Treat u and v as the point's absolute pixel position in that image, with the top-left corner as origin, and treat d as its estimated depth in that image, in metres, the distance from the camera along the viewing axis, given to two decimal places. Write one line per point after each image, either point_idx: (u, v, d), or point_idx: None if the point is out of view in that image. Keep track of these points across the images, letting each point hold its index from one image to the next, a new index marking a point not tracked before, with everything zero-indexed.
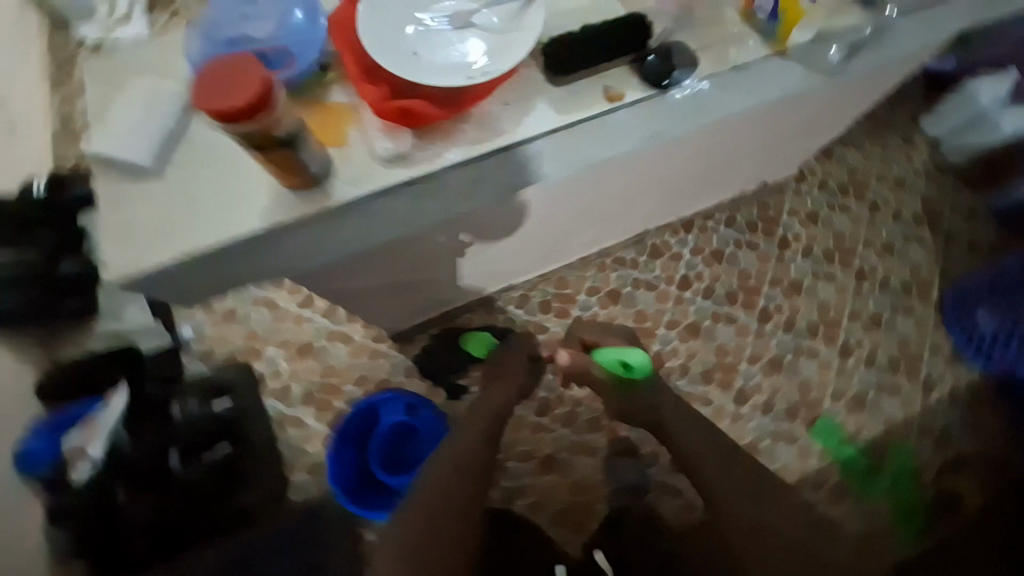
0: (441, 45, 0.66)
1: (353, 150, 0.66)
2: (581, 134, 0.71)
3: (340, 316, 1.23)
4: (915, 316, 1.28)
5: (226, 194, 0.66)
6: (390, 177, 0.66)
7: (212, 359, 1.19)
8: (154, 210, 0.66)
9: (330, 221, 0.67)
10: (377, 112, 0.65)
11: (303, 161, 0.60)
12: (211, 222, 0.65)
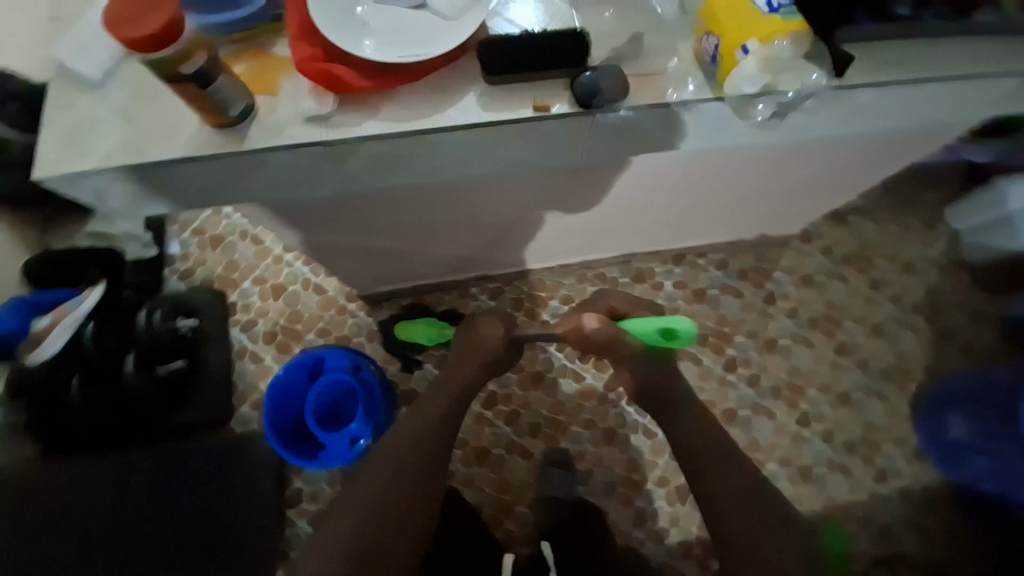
0: (383, 18, 0.49)
1: (280, 104, 0.50)
2: (563, 142, 0.52)
3: (318, 267, 1.26)
4: (887, 404, 1.23)
5: (169, 125, 0.50)
6: (292, 135, 0.48)
7: (192, 278, 1.25)
8: (86, 132, 0.50)
9: (221, 178, 0.50)
10: (304, 68, 0.48)
11: (214, 104, 0.46)
12: (131, 149, 0.49)
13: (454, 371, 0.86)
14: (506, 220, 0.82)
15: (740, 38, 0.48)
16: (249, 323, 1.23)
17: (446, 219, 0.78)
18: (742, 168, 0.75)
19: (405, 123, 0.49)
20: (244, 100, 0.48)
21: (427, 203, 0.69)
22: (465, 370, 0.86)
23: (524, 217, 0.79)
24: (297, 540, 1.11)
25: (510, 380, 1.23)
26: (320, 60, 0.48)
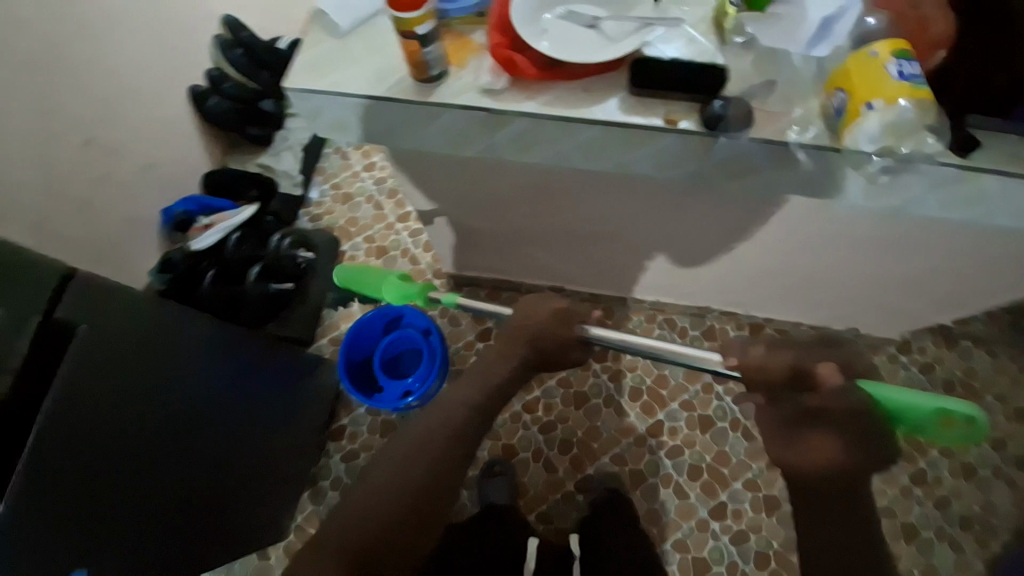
0: (562, 25, 0.52)
1: (466, 75, 0.52)
2: (694, 152, 0.52)
3: (418, 241, 1.41)
4: (961, 556, 1.08)
5: (382, 70, 0.54)
6: (461, 98, 0.52)
7: (316, 221, 1.46)
8: (325, 63, 0.55)
9: (395, 118, 0.55)
10: (494, 50, 0.51)
11: (424, 63, 0.50)
12: (352, 83, 0.54)
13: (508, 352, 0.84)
14: (590, 221, 0.91)
15: (867, 94, 0.44)
16: None
17: (537, 204, 0.88)
18: (843, 226, 0.75)
19: (560, 110, 0.51)
20: (443, 67, 0.52)
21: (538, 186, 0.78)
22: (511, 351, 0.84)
23: (612, 214, 0.86)
24: (329, 471, 1.22)
25: (556, 392, 1.26)
26: (510, 47, 0.51)
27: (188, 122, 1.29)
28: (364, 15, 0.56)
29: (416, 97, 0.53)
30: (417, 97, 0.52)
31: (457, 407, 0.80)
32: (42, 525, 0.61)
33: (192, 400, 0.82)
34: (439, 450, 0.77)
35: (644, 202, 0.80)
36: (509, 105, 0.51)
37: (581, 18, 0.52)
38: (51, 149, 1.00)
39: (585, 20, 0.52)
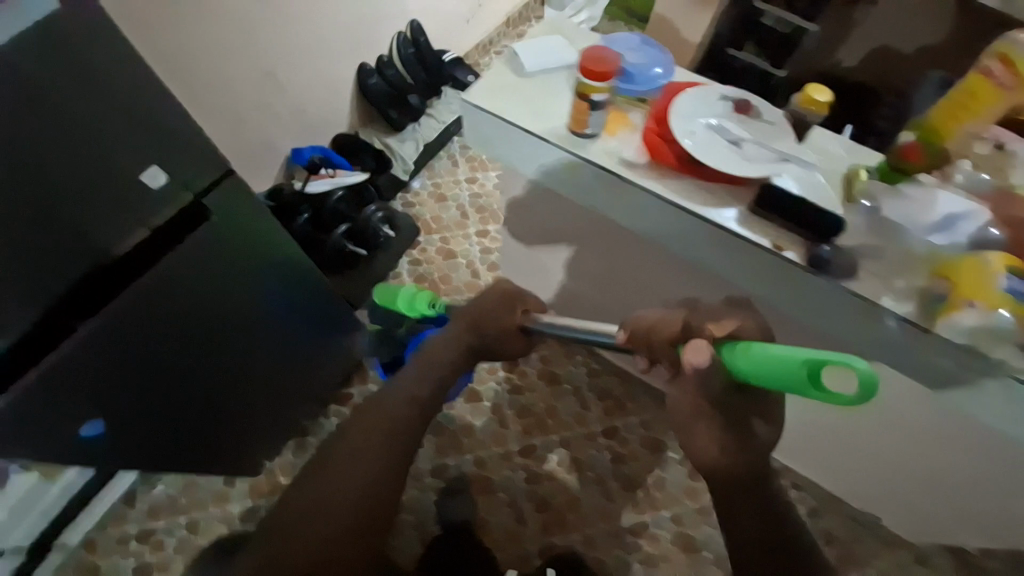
0: (710, 134, 0.58)
1: (613, 142, 0.59)
2: (785, 278, 0.57)
3: (486, 259, 1.50)
4: None
5: (546, 114, 0.61)
6: (605, 161, 0.58)
7: (407, 207, 1.58)
8: (502, 90, 0.63)
9: (541, 153, 0.62)
10: (644, 136, 0.59)
11: (587, 122, 0.57)
12: (517, 114, 0.61)
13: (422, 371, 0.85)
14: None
15: (969, 294, 0.48)
16: (416, 260, 1.50)
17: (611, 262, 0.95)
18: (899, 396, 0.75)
19: (683, 203, 0.57)
20: (599, 130, 0.59)
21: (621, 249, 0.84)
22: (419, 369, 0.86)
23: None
24: (320, 430, 1.25)
25: (554, 448, 1.25)
26: (660, 136, 0.58)
27: (344, 88, 1.47)
28: (551, 63, 0.65)
29: (566, 147, 0.59)
30: (566, 147, 0.59)
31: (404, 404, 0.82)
32: (101, 376, 0.67)
33: (244, 314, 0.85)
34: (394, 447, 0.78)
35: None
36: (639, 180, 0.58)
37: (729, 134, 0.59)
38: (241, 69, 1.17)
39: (732, 137, 0.58)
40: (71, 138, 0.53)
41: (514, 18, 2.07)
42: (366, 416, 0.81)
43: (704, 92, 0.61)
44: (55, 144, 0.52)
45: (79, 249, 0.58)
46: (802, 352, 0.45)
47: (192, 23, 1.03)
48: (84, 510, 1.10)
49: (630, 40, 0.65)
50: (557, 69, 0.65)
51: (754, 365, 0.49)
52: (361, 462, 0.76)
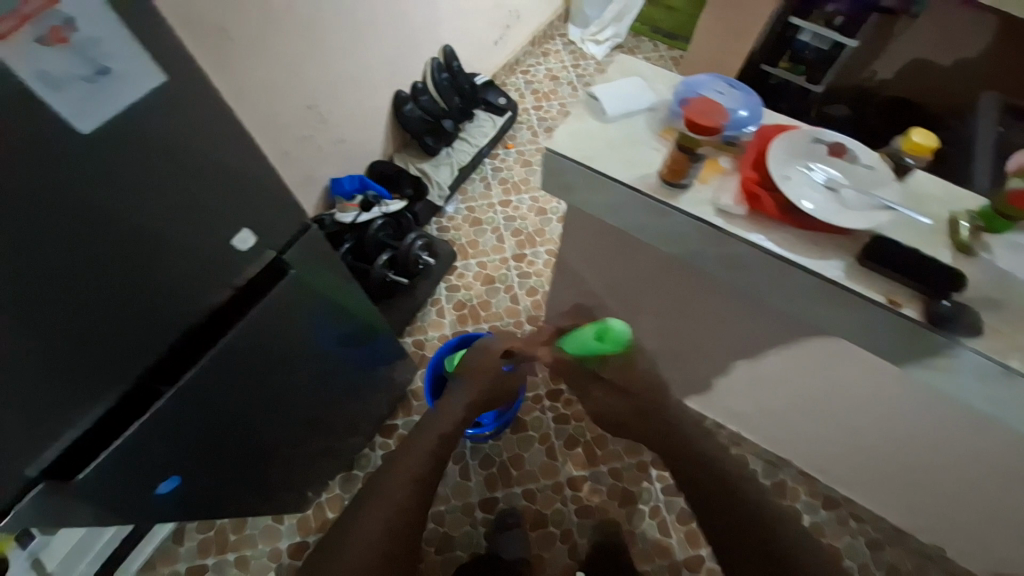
0: (813, 176, 0.56)
1: (708, 191, 0.59)
2: (896, 334, 0.55)
3: (524, 284, 1.49)
4: None
5: (636, 163, 0.61)
6: (702, 212, 0.57)
7: (442, 231, 1.57)
8: (586, 137, 0.63)
9: (631, 202, 0.61)
10: (742, 180, 0.57)
11: (684, 169, 0.56)
12: (605, 163, 0.61)
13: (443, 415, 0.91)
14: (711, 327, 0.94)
15: None
16: (454, 286, 1.49)
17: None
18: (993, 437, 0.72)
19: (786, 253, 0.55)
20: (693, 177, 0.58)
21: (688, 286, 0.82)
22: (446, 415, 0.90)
23: (734, 337, 0.89)
24: (368, 462, 1.24)
25: (605, 479, 1.23)
26: (759, 182, 0.57)
27: (380, 116, 1.47)
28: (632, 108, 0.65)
29: (659, 197, 0.59)
30: (660, 197, 0.59)
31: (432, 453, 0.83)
32: (178, 434, 0.66)
33: (305, 357, 0.85)
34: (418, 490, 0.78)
35: (781, 333, 0.82)
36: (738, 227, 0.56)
37: (831, 175, 0.57)
38: (288, 103, 1.16)
39: (835, 179, 0.56)
40: (179, 213, 0.51)
41: (538, 38, 2.08)
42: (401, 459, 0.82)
43: (800, 134, 0.59)
44: (164, 222, 0.50)
45: (172, 313, 0.57)
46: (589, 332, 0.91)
47: (245, 62, 1.03)
48: (129, 559, 1.04)
49: (716, 82, 0.65)
50: (639, 115, 0.65)
51: (574, 346, 0.93)
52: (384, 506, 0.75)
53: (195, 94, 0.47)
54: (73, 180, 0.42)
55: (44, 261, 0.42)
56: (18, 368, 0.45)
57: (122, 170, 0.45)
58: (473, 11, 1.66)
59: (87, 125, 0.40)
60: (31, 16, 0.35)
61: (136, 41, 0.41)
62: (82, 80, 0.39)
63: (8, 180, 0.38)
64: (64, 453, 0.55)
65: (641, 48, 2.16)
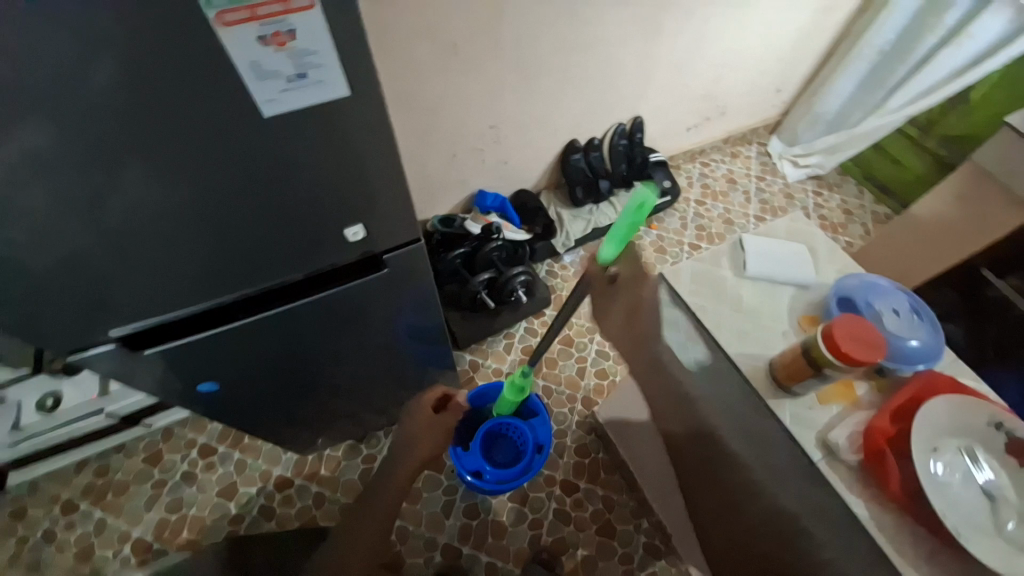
0: (964, 466, 0.57)
1: (825, 413, 0.65)
2: None
3: (599, 363, 1.42)
4: None
5: (743, 331, 0.71)
6: (805, 438, 0.64)
7: (549, 274, 1.58)
8: (714, 287, 0.75)
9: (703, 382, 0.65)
10: (867, 426, 0.61)
11: (800, 383, 0.62)
12: (718, 317, 0.73)
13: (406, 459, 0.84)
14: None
15: None
16: (533, 330, 1.48)
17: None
18: None
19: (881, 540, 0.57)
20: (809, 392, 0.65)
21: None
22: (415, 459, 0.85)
23: None
24: (377, 444, 1.28)
25: None
26: (888, 438, 0.59)
27: (547, 153, 1.53)
28: (768, 280, 0.75)
29: (769, 389, 0.67)
30: (769, 390, 0.66)
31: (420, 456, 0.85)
32: (232, 354, 0.77)
33: (372, 335, 0.91)
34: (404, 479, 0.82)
35: None
36: (841, 476, 0.61)
37: (986, 473, 0.57)
38: (475, 118, 1.28)
39: (990, 480, 0.57)
40: (314, 194, 0.60)
41: (734, 138, 1.99)
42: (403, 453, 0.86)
43: (972, 414, 0.59)
44: (298, 196, 0.59)
45: (285, 263, 0.67)
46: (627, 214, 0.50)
47: (456, 74, 1.15)
48: (166, 411, 1.20)
49: (896, 301, 0.69)
50: (772, 292, 0.75)
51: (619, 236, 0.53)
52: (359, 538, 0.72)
53: (372, 114, 0.55)
54: (243, 148, 0.52)
55: (197, 201, 0.54)
56: (142, 262, 0.58)
57: (290, 150, 0.54)
58: (680, 95, 1.65)
59: (268, 111, 0.49)
60: (261, 19, 0.42)
61: (343, 65, 0.49)
62: (283, 79, 0.47)
63: (194, 139, 0.49)
64: (148, 330, 0.68)
65: (842, 189, 1.95)
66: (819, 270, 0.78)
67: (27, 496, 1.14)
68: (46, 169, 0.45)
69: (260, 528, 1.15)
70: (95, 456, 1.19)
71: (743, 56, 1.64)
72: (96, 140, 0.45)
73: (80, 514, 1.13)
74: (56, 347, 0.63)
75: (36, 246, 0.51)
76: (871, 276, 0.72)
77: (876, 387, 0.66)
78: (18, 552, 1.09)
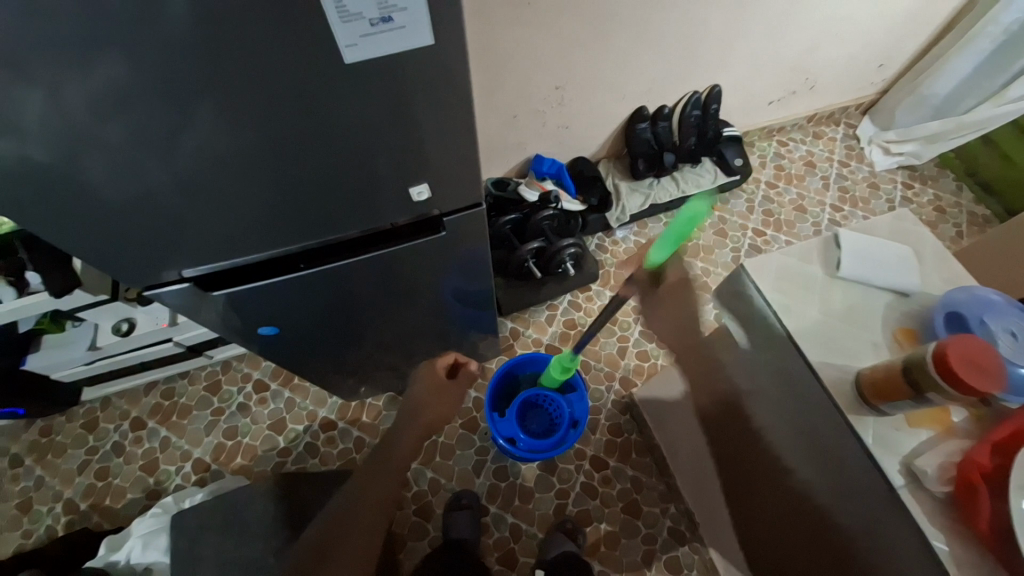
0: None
1: (910, 437, 0.61)
2: None
3: (642, 344, 1.38)
4: None
5: (825, 335, 0.67)
6: (888, 463, 0.60)
7: (599, 248, 1.53)
8: (798, 283, 0.70)
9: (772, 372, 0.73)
10: (963, 457, 0.57)
11: (892, 403, 0.59)
12: (799, 316, 0.68)
13: (415, 418, 0.85)
14: (798, 538, 0.76)
15: None
16: (576, 304, 1.46)
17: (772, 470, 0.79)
18: None
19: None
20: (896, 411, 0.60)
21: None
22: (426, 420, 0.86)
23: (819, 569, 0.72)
24: None
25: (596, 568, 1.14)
26: (983, 472, 0.55)
27: (612, 119, 1.45)
28: (862, 281, 0.69)
29: (853, 405, 0.63)
30: (855, 406, 0.63)
31: (443, 411, 0.89)
32: (293, 302, 0.80)
33: (423, 295, 0.92)
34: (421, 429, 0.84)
35: None
36: (921, 506, 0.57)
37: None
38: (541, 77, 1.21)
39: None
40: (382, 151, 0.59)
41: (820, 116, 1.81)
42: (433, 405, 0.88)
43: None
44: (365, 152, 0.59)
45: (348, 218, 0.68)
46: (677, 221, 0.56)
47: (528, 29, 1.08)
48: (226, 346, 1.28)
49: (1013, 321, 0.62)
50: (864, 296, 0.69)
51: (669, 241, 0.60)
52: (379, 482, 0.75)
53: (449, 71, 0.52)
54: (318, 96, 0.51)
55: (270, 149, 0.55)
56: (218, 205, 0.60)
57: (365, 100, 0.53)
58: (768, 64, 1.50)
59: (349, 57, 0.48)
60: None
61: (429, 14, 0.46)
62: (367, 22, 0.45)
63: (271, 83, 0.48)
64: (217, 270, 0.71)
65: (938, 183, 1.74)
66: (923, 276, 0.70)
67: (99, 410, 1.27)
68: (134, 107, 0.47)
69: (306, 462, 1.24)
70: (162, 380, 1.31)
71: (847, 23, 1.46)
72: (182, 81, 0.46)
73: (147, 431, 1.26)
74: (132, 277, 0.67)
75: (124, 181, 0.54)
76: (983, 290, 0.65)
77: (975, 414, 0.61)
78: (90, 458, 1.22)
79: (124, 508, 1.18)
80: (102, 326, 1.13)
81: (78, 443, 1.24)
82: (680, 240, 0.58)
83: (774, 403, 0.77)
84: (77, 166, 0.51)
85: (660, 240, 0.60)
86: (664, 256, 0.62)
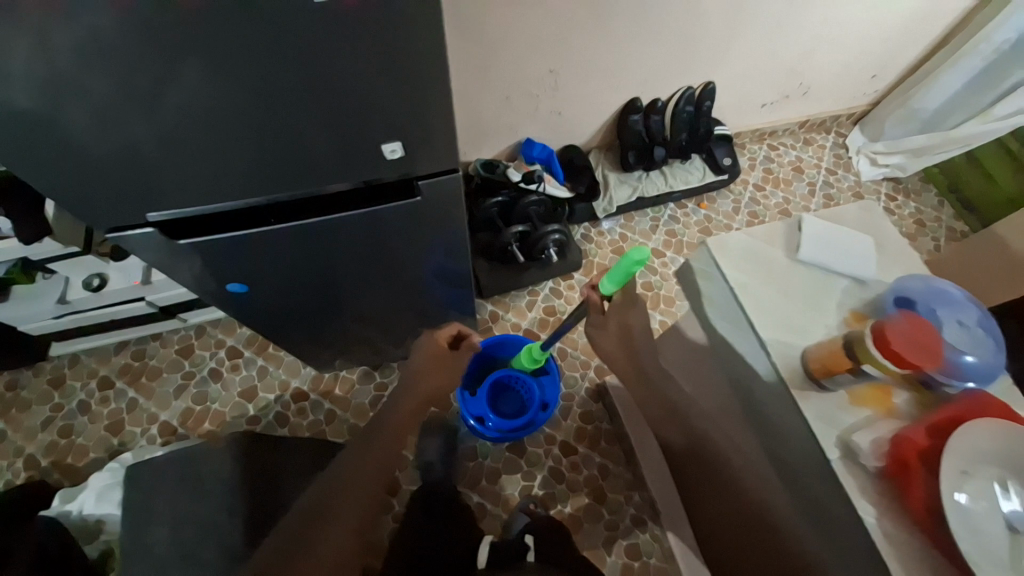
0: (993, 495, 0.53)
1: (848, 413, 0.63)
2: None
3: None
4: None
5: (781, 318, 0.69)
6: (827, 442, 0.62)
7: (584, 237, 1.54)
8: (760, 266, 0.72)
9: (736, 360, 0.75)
10: (896, 434, 0.59)
11: (834, 379, 0.63)
12: (758, 296, 0.70)
13: (407, 394, 0.83)
14: None
15: None
16: (558, 291, 1.46)
17: None
18: None
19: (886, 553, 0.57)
20: (840, 387, 0.64)
21: (755, 472, 0.68)
22: (414, 401, 0.83)
23: None
24: (389, 375, 1.31)
25: None
26: (917, 449, 0.57)
27: (605, 109, 1.45)
28: (819, 266, 0.72)
29: (799, 381, 0.65)
30: (800, 381, 0.65)
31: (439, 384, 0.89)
32: (266, 264, 0.79)
33: (402, 267, 0.91)
34: (414, 400, 0.84)
35: None
36: (857, 482, 0.60)
37: (1012, 502, 0.53)
38: (536, 59, 1.21)
39: (1015, 510, 0.52)
40: (359, 109, 0.58)
41: (811, 123, 1.82)
42: (432, 379, 0.88)
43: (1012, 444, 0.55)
44: (342, 110, 0.57)
45: (324, 178, 0.67)
46: (624, 261, 0.66)
47: (524, 8, 1.08)
48: (200, 310, 1.26)
49: (966, 312, 0.64)
50: (821, 280, 0.72)
51: (617, 277, 0.69)
52: (373, 449, 0.72)
53: (427, 26, 0.51)
54: (292, 44, 0.49)
55: (244, 100, 0.54)
56: (189, 155, 0.59)
57: (340, 52, 0.51)
58: (764, 65, 1.50)
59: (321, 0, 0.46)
60: None
61: None
62: None
63: (244, 27, 0.47)
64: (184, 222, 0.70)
65: (921, 197, 1.77)
66: (881, 266, 0.73)
67: (66, 367, 1.25)
68: (103, 44, 0.45)
69: (276, 431, 1.23)
70: (134, 341, 1.29)
71: (844, 29, 1.47)
72: (153, 19, 0.45)
73: (115, 391, 1.24)
74: (94, 224, 0.65)
75: (88, 123, 0.52)
76: (940, 284, 0.67)
77: (919, 398, 0.63)
78: (54, 415, 1.20)
79: (85, 467, 1.16)
80: (72, 281, 1.11)
81: (43, 399, 1.22)
82: (625, 276, 0.68)
83: (736, 391, 0.78)
84: (40, 103, 0.49)
85: (609, 274, 0.69)
86: (612, 289, 0.71)
